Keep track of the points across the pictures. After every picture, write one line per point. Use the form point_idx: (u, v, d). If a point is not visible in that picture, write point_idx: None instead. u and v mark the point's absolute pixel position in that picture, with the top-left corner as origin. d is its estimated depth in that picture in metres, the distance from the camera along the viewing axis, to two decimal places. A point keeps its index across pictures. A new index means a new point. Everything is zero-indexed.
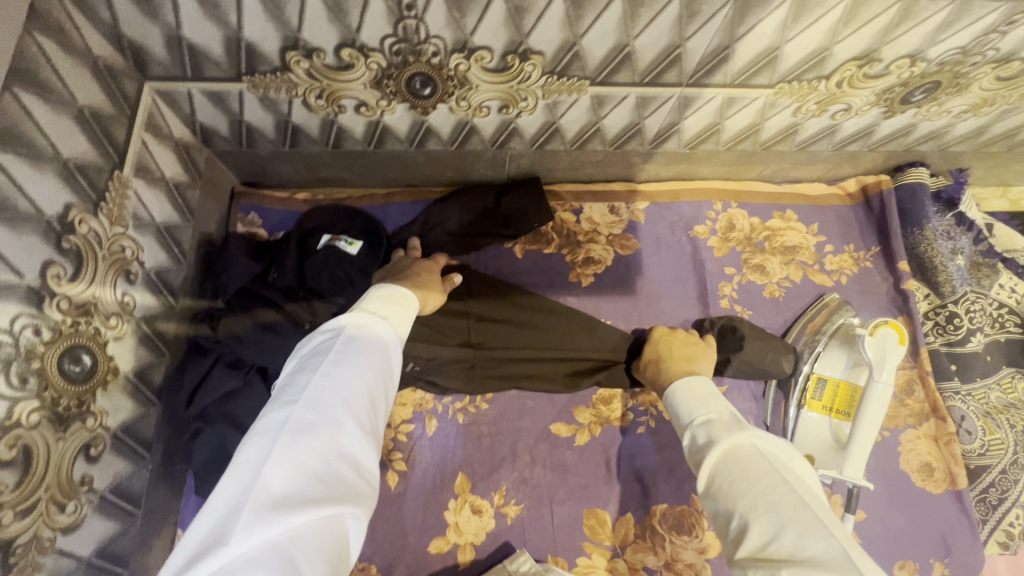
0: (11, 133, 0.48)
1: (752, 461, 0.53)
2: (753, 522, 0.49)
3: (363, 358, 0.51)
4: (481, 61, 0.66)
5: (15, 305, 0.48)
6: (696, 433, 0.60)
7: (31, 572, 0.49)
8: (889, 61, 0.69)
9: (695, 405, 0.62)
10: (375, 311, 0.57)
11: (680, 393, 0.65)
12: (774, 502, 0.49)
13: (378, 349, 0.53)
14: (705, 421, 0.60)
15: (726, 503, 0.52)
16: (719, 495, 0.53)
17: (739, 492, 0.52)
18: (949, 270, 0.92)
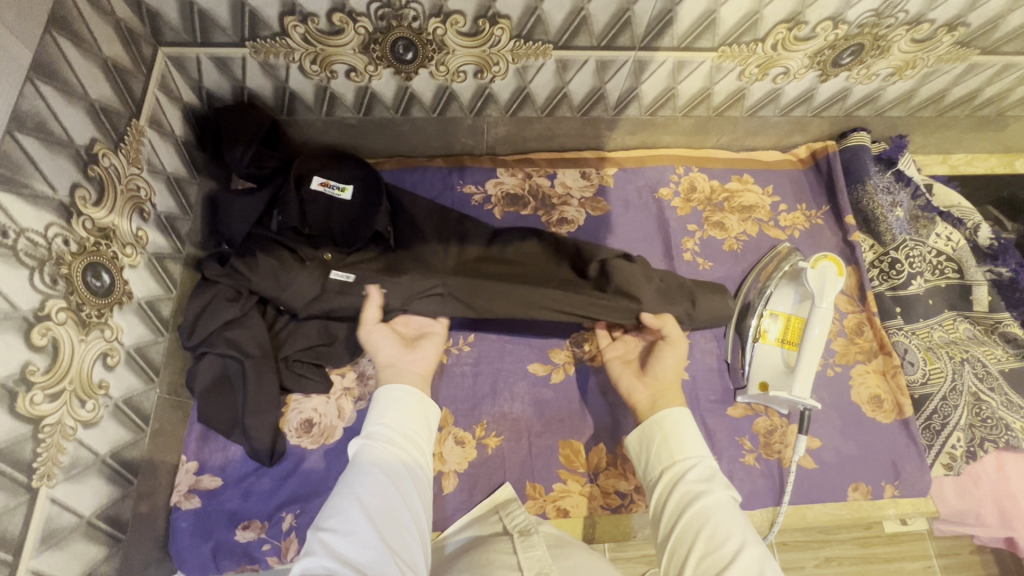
0: (51, 69, 0.56)
1: (744, 522, 0.56)
2: (736, 562, 0.51)
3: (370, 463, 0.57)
4: (456, 25, 0.75)
5: (49, 214, 0.55)
6: (693, 469, 0.61)
7: (56, 452, 0.56)
8: (814, 23, 0.79)
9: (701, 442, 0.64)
10: (370, 432, 0.62)
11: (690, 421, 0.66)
12: (759, 557, 0.52)
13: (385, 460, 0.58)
14: (700, 462, 0.62)
15: (707, 543, 0.54)
16: (700, 536, 0.55)
17: (725, 536, 0.54)
18: (889, 221, 1.00)
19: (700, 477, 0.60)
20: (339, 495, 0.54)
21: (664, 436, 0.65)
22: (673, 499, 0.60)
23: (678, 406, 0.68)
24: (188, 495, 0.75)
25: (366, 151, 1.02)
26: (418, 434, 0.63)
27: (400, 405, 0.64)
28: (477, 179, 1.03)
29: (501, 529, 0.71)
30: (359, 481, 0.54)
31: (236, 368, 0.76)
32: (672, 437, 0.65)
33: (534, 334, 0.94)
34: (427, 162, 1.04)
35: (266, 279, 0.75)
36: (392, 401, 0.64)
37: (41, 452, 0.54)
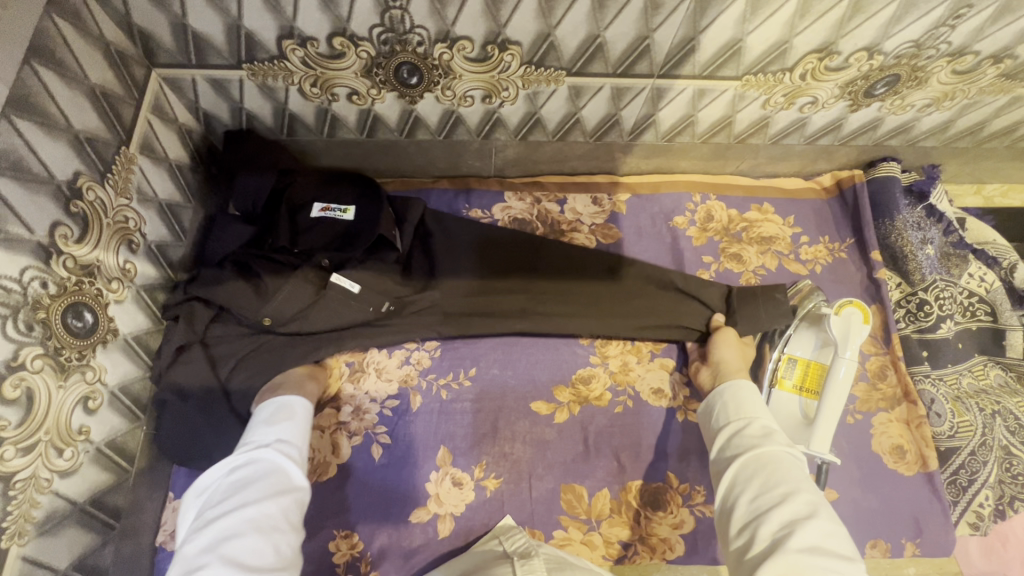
0: (29, 102, 0.53)
1: (793, 467, 0.59)
2: (787, 504, 0.54)
3: (252, 485, 0.57)
4: (463, 51, 0.71)
5: (25, 257, 0.52)
6: (750, 427, 0.65)
7: (28, 507, 0.53)
8: (847, 54, 0.73)
9: (756, 404, 0.68)
10: (260, 444, 0.62)
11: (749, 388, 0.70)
12: (810, 500, 0.54)
13: (269, 476, 0.58)
14: (758, 423, 0.65)
15: (761, 486, 0.57)
16: (758, 477, 0.58)
17: (779, 482, 0.57)
18: (919, 259, 0.95)
19: (759, 433, 0.63)
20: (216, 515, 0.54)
21: (722, 403, 0.70)
22: (730, 446, 0.64)
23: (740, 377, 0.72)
24: (174, 534, 0.72)
25: (369, 170, 0.98)
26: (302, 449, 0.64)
27: (297, 423, 0.66)
28: (483, 203, 0.99)
29: (501, 551, 0.72)
30: (241, 501, 0.55)
31: (215, 411, 0.72)
32: (736, 399, 0.69)
33: (538, 369, 0.90)
34: (431, 183, 1.00)
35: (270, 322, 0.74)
36: (292, 417, 0.66)
37: (11, 509, 0.51)
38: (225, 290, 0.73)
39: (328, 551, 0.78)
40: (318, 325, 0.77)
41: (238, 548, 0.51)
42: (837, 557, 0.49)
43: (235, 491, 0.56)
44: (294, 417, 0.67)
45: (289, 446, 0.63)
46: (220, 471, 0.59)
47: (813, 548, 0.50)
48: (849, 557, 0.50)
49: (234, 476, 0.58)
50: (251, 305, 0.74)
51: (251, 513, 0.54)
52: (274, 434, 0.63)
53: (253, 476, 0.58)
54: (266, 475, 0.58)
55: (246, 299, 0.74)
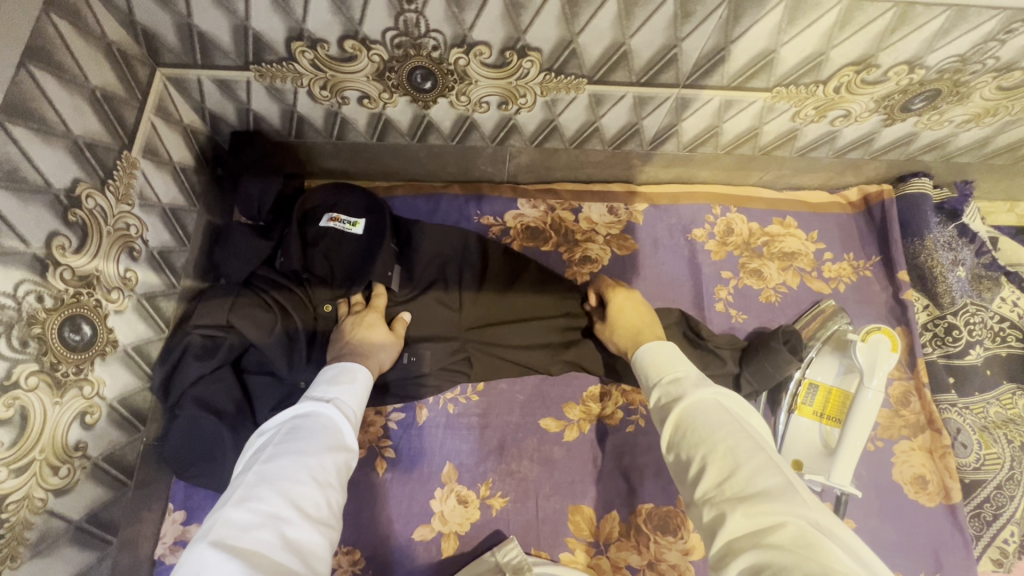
0: (24, 108, 0.50)
1: (715, 411, 0.53)
2: (710, 465, 0.49)
3: (310, 434, 0.54)
4: (480, 56, 0.67)
5: (19, 271, 0.50)
6: (665, 394, 0.59)
7: (21, 530, 0.51)
8: (887, 67, 0.69)
9: (662, 365, 0.62)
10: (322, 398, 0.60)
11: (648, 355, 0.65)
12: (732, 446, 0.48)
13: (328, 429, 0.56)
14: (683, 375, 0.59)
15: (693, 440, 0.51)
16: (691, 427, 0.53)
17: (714, 425, 0.51)
18: (949, 281, 0.91)
19: (686, 384, 0.58)
20: (272, 453, 0.52)
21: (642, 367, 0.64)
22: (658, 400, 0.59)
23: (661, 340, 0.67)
24: (173, 548, 0.72)
25: (379, 173, 0.96)
26: (357, 410, 0.62)
27: (359, 386, 0.64)
28: (496, 210, 0.96)
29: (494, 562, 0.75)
30: (298, 445, 0.53)
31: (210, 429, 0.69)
32: (658, 358, 0.63)
33: (548, 386, 0.87)
34: (444, 188, 0.97)
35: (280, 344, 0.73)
36: (357, 380, 0.64)
37: (3, 533, 0.49)
38: (239, 317, 0.71)
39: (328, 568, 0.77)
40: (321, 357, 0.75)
41: (299, 492, 0.49)
42: (768, 500, 0.43)
43: (296, 438, 0.54)
44: (355, 383, 0.64)
45: (350, 411, 0.61)
46: (281, 416, 0.57)
47: (746, 515, 0.44)
48: (785, 490, 0.44)
49: (293, 424, 0.56)
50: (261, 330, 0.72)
51: (312, 460, 0.52)
52: (336, 395, 0.61)
53: (313, 429, 0.55)
54: (326, 432, 0.56)
55: (259, 323, 0.72)
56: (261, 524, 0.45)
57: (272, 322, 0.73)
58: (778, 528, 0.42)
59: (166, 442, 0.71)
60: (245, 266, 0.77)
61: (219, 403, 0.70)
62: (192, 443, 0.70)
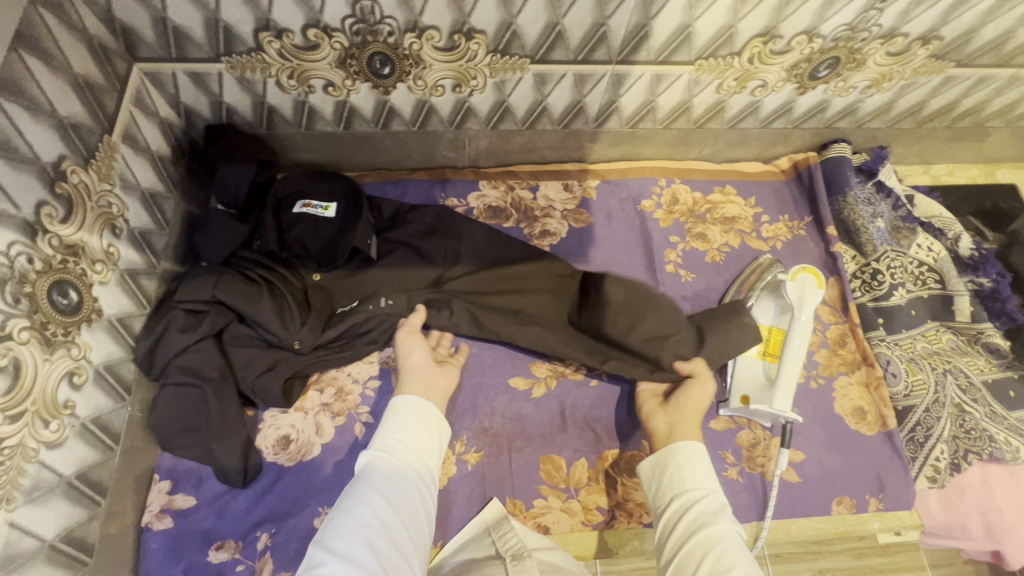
0: (15, 85, 0.56)
1: (743, 551, 0.56)
2: None
3: (371, 487, 0.57)
4: (431, 40, 0.76)
5: (12, 232, 0.55)
6: (703, 500, 0.62)
7: (16, 475, 0.54)
8: (789, 37, 0.80)
9: (708, 475, 0.64)
10: (381, 444, 0.63)
11: (683, 455, 0.67)
12: None
13: (388, 481, 0.59)
14: (709, 493, 0.62)
15: (711, 573, 0.54)
16: (707, 561, 0.55)
17: (731, 564, 0.54)
18: (870, 232, 1.01)
19: (709, 508, 0.61)
20: (341, 512, 0.55)
21: (675, 469, 0.66)
22: (692, 514, 0.61)
23: (689, 440, 0.69)
24: (160, 515, 0.75)
25: (347, 163, 1.02)
26: (423, 453, 0.64)
27: (417, 424, 0.66)
28: (459, 192, 1.03)
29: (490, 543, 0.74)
30: (359, 500, 0.56)
31: (196, 396, 0.74)
32: (686, 466, 0.65)
33: (515, 348, 0.93)
34: (410, 175, 1.04)
35: (267, 313, 0.77)
36: (410, 417, 0.66)
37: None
38: (224, 291, 0.76)
39: None
40: (303, 325, 0.79)
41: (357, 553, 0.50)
42: None
43: (352, 494, 0.57)
44: (398, 416, 0.67)
45: (400, 447, 0.63)
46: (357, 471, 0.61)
47: None
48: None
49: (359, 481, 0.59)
50: (242, 303, 0.77)
51: (366, 510, 0.55)
52: (383, 435, 0.64)
53: (374, 483, 0.58)
54: (378, 474, 0.59)
55: (243, 296, 0.77)
56: (339, 572, 0.49)
57: (255, 295, 0.78)
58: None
59: (153, 411, 0.74)
60: (226, 247, 0.82)
61: (205, 370, 0.74)
62: (176, 410, 0.74)
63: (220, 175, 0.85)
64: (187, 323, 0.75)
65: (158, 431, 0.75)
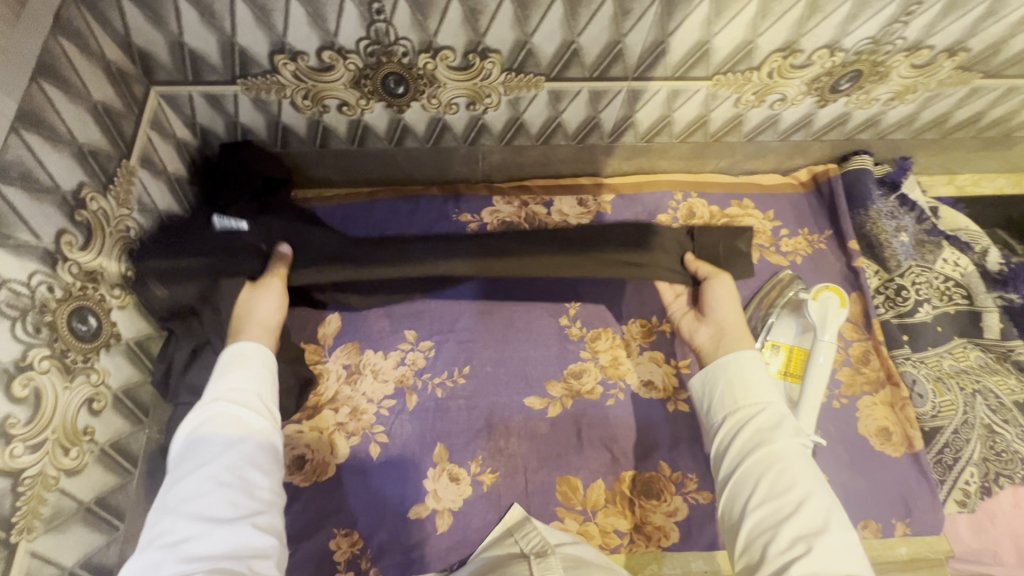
0: (35, 117, 0.56)
1: (802, 460, 0.62)
2: (800, 506, 0.57)
3: (205, 447, 0.57)
4: (446, 60, 0.75)
5: (34, 263, 0.55)
6: (760, 415, 0.66)
7: (37, 504, 0.54)
8: (810, 51, 0.78)
9: (764, 390, 0.68)
10: (217, 397, 0.62)
11: (735, 372, 0.71)
12: (823, 499, 0.58)
13: (227, 431, 0.59)
14: (766, 408, 0.67)
15: (773, 490, 0.60)
16: (770, 476, 0.61)
17: (790, 483, 0.59)
18: (894, 247, 0.99)
19: (767, 421, 0.65)
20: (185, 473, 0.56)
21: (731, 382, 0.71)
22: (746, 431, 0.66)
23: (740, 351, 0.74)
24: None
25: (360, 178, 1.02)
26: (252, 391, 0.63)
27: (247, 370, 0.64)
28: (472, 208, 1.03)
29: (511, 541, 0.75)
30: (199, 461, 0.56)
31: None
32: (737, 381, 0.70)
33: (530, 367, 0.92)
34: (423, 190, 1.03)
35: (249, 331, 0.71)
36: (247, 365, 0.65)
37: (21, 505, 0.53)
38: (217, 295, 0.72)
39: (329, 550, 0.79)
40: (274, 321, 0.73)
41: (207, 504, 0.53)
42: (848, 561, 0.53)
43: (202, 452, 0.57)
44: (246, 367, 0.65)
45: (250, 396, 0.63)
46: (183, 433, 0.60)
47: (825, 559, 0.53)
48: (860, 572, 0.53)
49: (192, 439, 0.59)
50: (238, 315, 0.71)
51: (214, 463, 0.56)
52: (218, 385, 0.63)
53: (211, 436, 0.58)
54: (229, 427, 0.59)
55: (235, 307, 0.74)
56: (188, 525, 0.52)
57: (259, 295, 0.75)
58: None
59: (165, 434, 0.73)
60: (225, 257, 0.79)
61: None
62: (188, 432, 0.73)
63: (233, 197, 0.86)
64: (196, 339, 0.73)
65: (167, 459, 0.73)
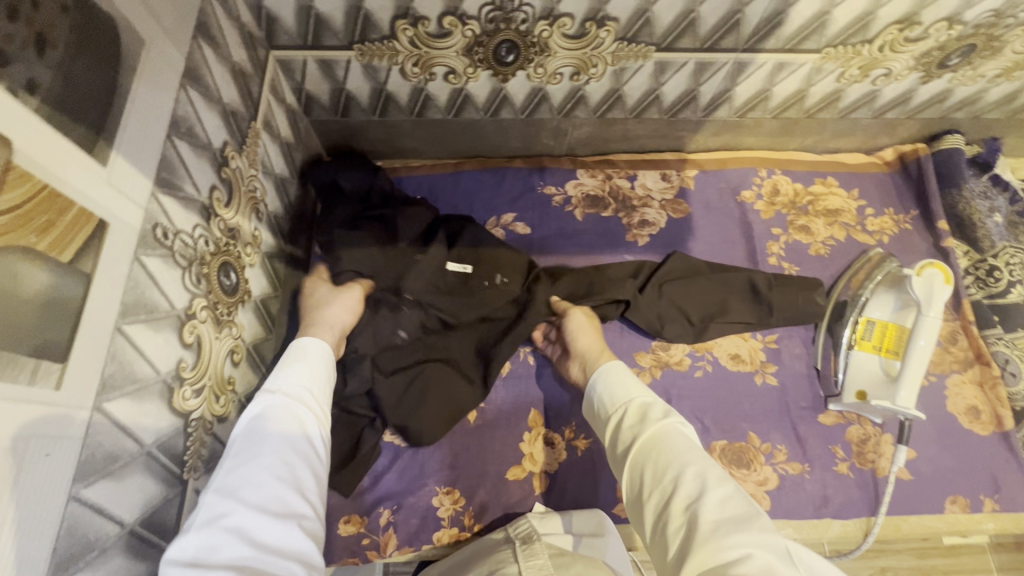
0: (195, 74, 0.58)
1: (675, 442, 0.56)
2: (680, 486, 0.52)
3: (262, 441, 0.52)
4: (563, 28, 0.76)
5: (195, 215, 0.57)
6: (627, 415, 0.62)
7: (200, 445, 0.57)
8: (928, 24, 0.78)
9: (619, 388, 0.65)
10: (273, 389, 0.58)
11: (600, 382, 0.68)
12: (701, 470, 0.52)
13: (280, 425, 0.54)
14: (631, 405, 0.63)
15: (654, 478, 0.54)
16: (649, 464, 0.56)
17: (666, 464, 0.54)
18: (988, 226, 0.98)
19: (633, 419, 0.61)
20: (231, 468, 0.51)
21: (599, 394, 0.67)
22: (625, 434, 0.61)
23: (611, 362, 0.70)
24: None
25: (447, 148, 1.02)
26: (301, 392, 0.59)
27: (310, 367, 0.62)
28: (557, 180, 1.03)
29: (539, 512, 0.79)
30: (256, 454, 0.51)
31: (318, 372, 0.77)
32: (611, 386, 0.66)
33: (618, 336, 0.93)
34: (509, 163, 1.04)
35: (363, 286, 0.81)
36: (308, 362, 0.62)
37: (189, 444, 0.55)
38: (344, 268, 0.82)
39: (433, 506, 0.82)
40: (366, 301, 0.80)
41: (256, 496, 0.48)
42: (735, 526, 0.47)
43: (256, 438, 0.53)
44: (306, 361, 0.63)
45: (302, 392, 0.59)
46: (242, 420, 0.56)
47: (713, 529, 0.47)
48: (750, 517, 0.47)
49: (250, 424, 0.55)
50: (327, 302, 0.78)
51: (270, 458, 0.51)
52: (284, 380, 0.59)
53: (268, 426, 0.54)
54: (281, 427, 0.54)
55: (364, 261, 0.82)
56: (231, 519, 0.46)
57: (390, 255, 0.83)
58: (743, 561, 0.44)
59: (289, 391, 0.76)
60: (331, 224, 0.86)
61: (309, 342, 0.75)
62: None
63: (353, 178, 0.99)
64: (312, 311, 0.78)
65: None
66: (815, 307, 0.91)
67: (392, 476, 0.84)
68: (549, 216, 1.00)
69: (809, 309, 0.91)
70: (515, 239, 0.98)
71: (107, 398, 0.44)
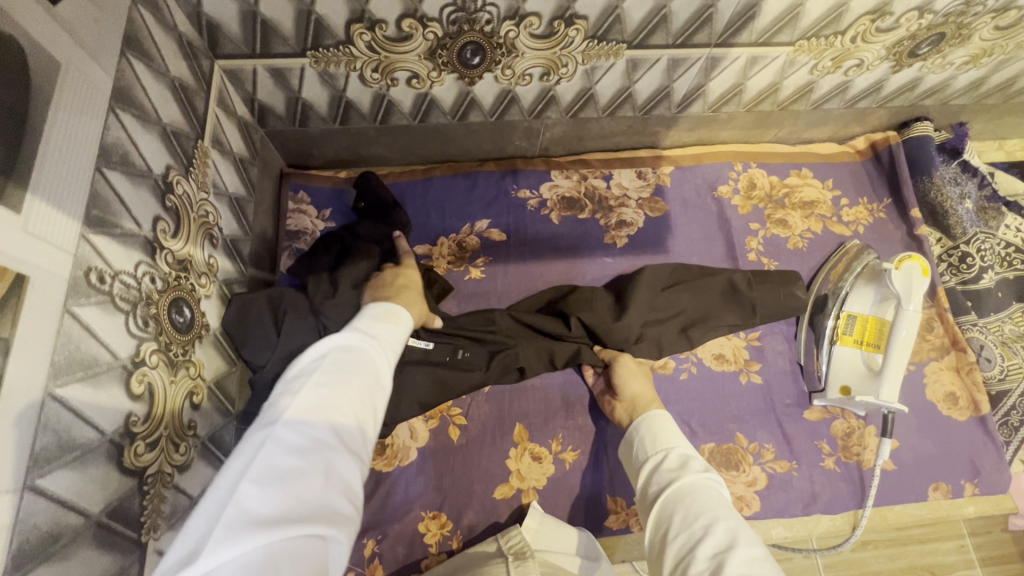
0: (126, 94, 0.52)
1: (711, 495, 0.54)
2: (710, 536, 0.49)
3: (344, 380, 0.46)
4: (530, 28, 0.72)
5: (138, 252, 0.52)
6: (664, 459, 0.60)
7: (159, 502, 0.52)
8: (899, 14, 0.76)
9: (659, 432, 0.63)
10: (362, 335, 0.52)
11: (641, 422, 0.66)
12: (735, 526, 0.50)
13: (364, 373, 0.48)
14: (669, 450, 0.61)
15: (683, 523, 0.52)
16: (680, 508, 0.53)
17: (698, 511, 0.52)
18: (959, 213, 0.99)
19: (670, 463, 0.59)
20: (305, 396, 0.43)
21: (638, 434, 0.65)
22: (658, 476, 0.59)
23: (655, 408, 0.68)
24: None
25: (413, 154, 0.97)
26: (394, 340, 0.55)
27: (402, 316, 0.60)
28: (531, 183, 0.99)
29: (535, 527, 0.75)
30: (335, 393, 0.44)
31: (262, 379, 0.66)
32: (653, 425, 0.64)
33: None
34: (480, 166, 1.00)
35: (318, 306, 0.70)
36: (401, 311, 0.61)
37: (146, 503, 0.50)
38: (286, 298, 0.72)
39: (419, 532, 0.79)
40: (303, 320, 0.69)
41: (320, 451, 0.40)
42: None
43: (340, 375, 0.46)
44: (398, 326, 0.58)
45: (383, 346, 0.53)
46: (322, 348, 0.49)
47: None
48: None
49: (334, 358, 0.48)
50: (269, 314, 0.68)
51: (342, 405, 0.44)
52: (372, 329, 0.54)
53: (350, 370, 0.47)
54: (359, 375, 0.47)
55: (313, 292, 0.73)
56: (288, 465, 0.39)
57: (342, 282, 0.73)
58: None
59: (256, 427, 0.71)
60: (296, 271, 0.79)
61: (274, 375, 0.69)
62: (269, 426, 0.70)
63: (309, 192, 0.91)
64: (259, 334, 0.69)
65: None
66: (796, 301, 0.89)
67: (376, 503, 0.80)
68: (525, 219, 0.97)
69: (792, 304, 0.89)
70: (490, 246, 0.94)
71: (40, 474, 0.39)
